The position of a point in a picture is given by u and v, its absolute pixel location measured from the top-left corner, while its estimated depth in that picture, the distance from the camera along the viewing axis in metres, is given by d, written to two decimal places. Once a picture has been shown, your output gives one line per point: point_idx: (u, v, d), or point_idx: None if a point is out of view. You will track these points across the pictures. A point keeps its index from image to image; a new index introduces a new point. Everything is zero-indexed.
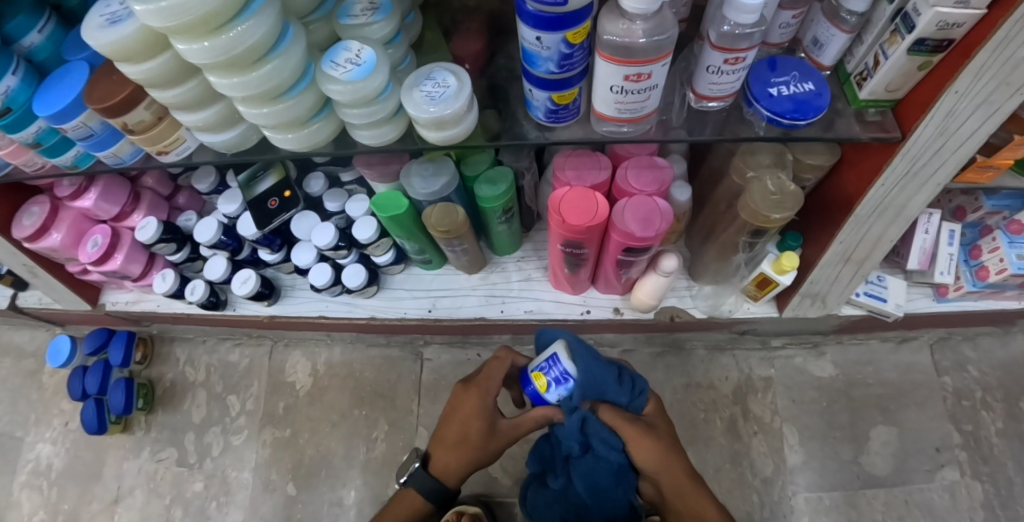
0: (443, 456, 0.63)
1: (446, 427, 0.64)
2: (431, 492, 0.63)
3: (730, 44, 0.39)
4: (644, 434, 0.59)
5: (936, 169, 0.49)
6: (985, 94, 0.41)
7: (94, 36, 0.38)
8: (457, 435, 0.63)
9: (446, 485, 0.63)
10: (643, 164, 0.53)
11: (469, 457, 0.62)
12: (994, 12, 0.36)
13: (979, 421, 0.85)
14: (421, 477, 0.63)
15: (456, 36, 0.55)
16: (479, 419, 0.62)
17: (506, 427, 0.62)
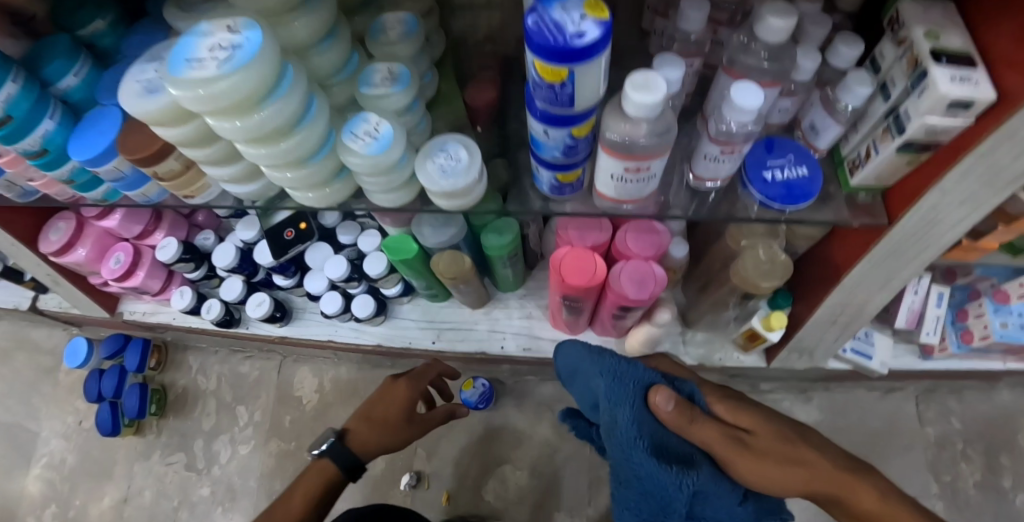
0: (365, 430, 0.62)
1: (372, 402, 0.65)
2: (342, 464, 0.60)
3: (726, 139, 0.42)
4: (744, 448, 0.47)
5: (923, 251, 0.51)
6: (971, 191, 0.43)
7: (131, 103, 0.41)
8: (388, 413, 0.64)
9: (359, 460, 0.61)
10: (643, 228, 0.55)
11: (391, 430, 0.63)
12: (981, 124, 0.39)
13: (956, 472, 0.92)
14: (338, 450, 0.60)
15: (469, 86, 0.59)
16: (406, 403, 0.65)
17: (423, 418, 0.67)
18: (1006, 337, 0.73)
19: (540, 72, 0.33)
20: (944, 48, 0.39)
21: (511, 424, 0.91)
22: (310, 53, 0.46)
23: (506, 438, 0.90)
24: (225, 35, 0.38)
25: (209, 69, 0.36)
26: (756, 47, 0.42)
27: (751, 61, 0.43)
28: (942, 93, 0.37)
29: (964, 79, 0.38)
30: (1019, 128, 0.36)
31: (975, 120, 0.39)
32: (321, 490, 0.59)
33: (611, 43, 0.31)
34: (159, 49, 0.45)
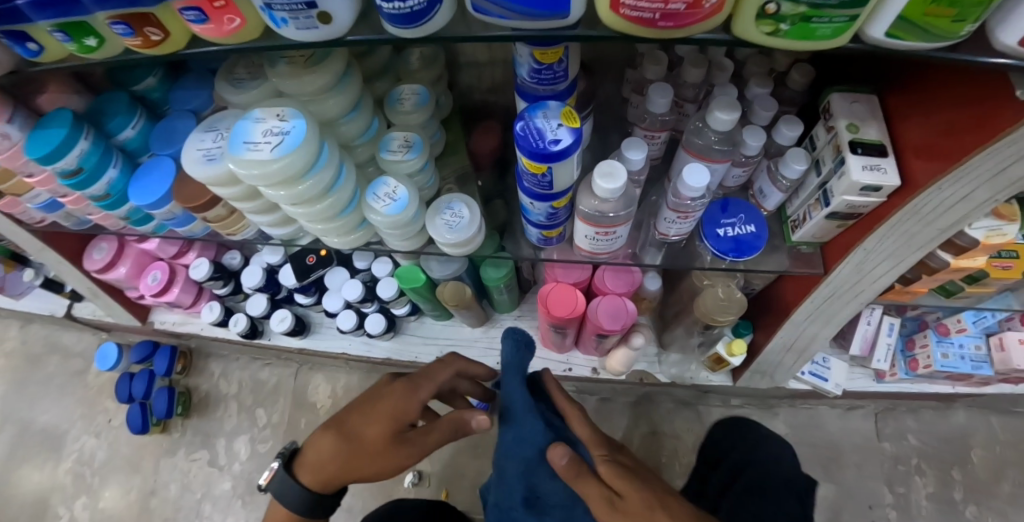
0: (327, 448, 0.59)
1: (349, 418, 0.61)
2: (291, 497, 0.60)
3: (681, 208, 0.50)
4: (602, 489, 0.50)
5: (855, 295, 0.60)
6: (889, 251, 0.52)
7: (195, 169, 0.51)
8: (358, 436, 0.59)
9: (316, 490, 0.60)
10: (619, 267, 0.64)
11: (354, 456, 0.58)
12: (894, 200, 0.47)
13: (910, 485, 1.01)
14: (289, 478, 0.60)
15: (474, 134, 0.68)
16: (389, 420, 0.58)
17: (413, 435, 0.58)
18: (946, 365, 0.84)
19: (528, 166, 0.42)
20: (861, 139, 0.47)
21: None
22: (339, 124, 0.55)
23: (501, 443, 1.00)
24: (276, 122, 0.47)
25: (264, 153, 0.46)
26: (708, 132, 0.51)
27: (702, 143, 0.51)
28: (855, 180, 0.46)
29: (875, 168, 0.46)
30: (917, 206, 0.45)
31: (888, 197, 0.48)
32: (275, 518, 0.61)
33: (584, 145, 0.40)
34: (214, 120, 0.54)
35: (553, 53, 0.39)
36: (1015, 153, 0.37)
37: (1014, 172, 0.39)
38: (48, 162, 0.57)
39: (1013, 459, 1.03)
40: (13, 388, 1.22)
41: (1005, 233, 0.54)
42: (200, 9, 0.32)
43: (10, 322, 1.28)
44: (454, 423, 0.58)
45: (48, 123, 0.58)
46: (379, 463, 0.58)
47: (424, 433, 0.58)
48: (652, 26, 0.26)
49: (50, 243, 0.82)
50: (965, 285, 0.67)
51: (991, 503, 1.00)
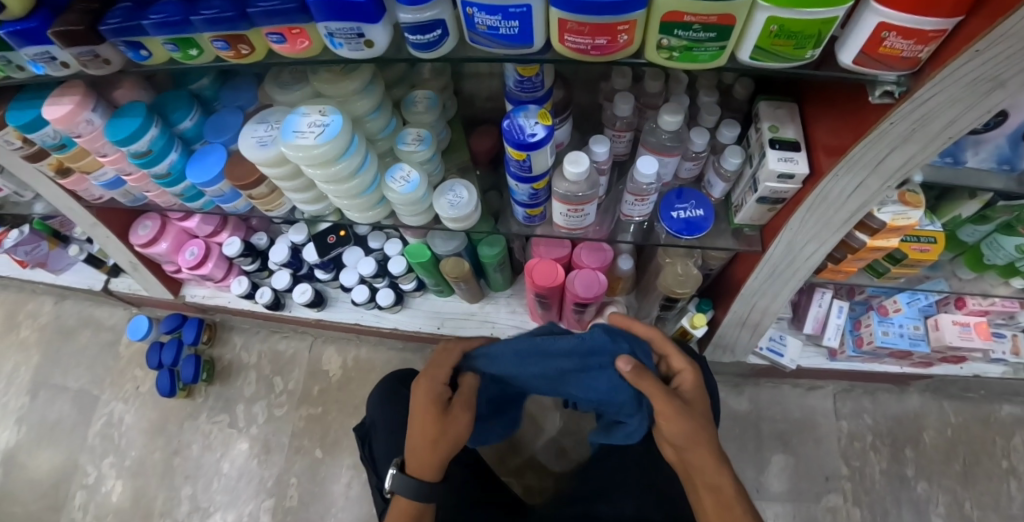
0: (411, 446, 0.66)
1: (413, 429, 0.66)
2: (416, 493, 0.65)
3: (638, 191, 0.62)
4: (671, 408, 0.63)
5: (794, 271, 0.72)
6: (813, 232, 0.63)
7: (249, 153, 0.63)
8: (433, 441, 0.64)
9: (427, 486, 0.65)
10: (593, 247, 0.77)
11: (438, 444, 0.64)
12: (805, 188, 0.58)
13: (866, 460, 1.11)
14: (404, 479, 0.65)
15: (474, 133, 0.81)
16: (437, 408, 0.64)
17: (458, 406, 0.65)
18: (886, 341, 0.94)
19: (512, 154, 0.55)
20: (779, 137, 0.58)
21: None
22: (365, 121, 0.68)
23: None
24: (318, 116, 0.60)
25: (309, 140, 0.58)
26: (660, 131, 0.63)
27: (657, 140, 0.63)
28: (771, 169, 0.57)
29: (788, 159, 0.57)
30: (826, 191, 0.56)
31: (803, 185, 0.60)
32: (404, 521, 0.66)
33: (554, 137, 0.53)
34: (264, 114, 0.66)
35: (532, 68, 0.53)
36: (884, 147, 0.48)
37: (890, 164, 0.50)
38: (124, 144, 0.69)
39: (962, 440, 1.12)
40: (49, 359, 1.33)
41: (909, 217, 0.63)
42: (282, 34, 0.46)
43: (45, 299, 1.40)
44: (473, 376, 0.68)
45: (125, 113, 0.71)
46: (453, 442, 0.65)
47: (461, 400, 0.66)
48: (587, 54, 0.42)
49: (102, 219, 0.95)
50: (891, 265, 0.79)
51: (942, 480, 1.09)
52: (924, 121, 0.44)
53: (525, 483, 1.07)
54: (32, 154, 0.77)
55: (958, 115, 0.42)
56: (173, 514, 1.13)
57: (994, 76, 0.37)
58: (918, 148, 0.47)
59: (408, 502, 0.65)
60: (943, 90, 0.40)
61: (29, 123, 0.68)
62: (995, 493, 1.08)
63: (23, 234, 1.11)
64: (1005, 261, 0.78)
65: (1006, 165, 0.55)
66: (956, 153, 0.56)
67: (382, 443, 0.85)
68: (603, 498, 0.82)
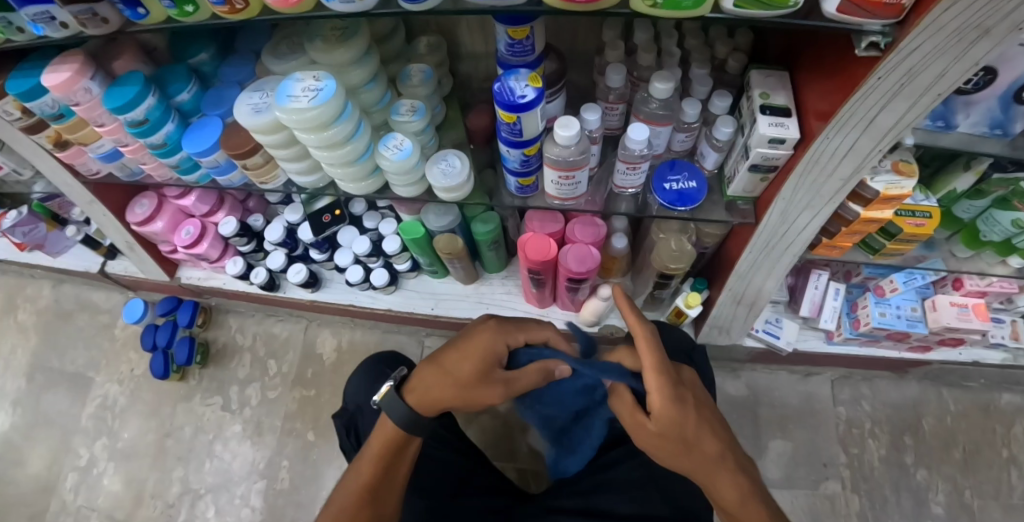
0: (427, 375, 0.64)
1: (446, 359, 0.64)
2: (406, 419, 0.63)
3: (630, 160, 0.63)
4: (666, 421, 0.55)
5: (788, 245, 0.73)
6: (807, 201, 0.64)
7: (244, 118, 0.63)
8: (454, 377, 0.62)
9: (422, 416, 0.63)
10: (587, 222, 0.77)
11: (459, 389, 0.61)
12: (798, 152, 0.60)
13: (864, 447, 1.13)
14: (398, 401, 0.64)
15: (470, 109, 0.81)
16: (484, 358, 0.62)
17: (503, 379, 0.61)
18: (883, 323, 0.96)
19: (502, 116, 0.55)
20: (770, 103, 0.60)
21: None
22: (359, 91, 0.68)
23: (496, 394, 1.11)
24: (313, 81, 0.60)
25: (303, 103, 0.58)
26: (652, 101, 0.64)
27: (649, 110, 0.64)
28: (762, 133, 0.58)
29: (779, 124, 0.59)
30: (817, 155, 0.57)
31: (795, 150, 0.61)
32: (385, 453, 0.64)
33: (544, 99, 0.53)
34: (260, 83, 0.66)
35: (522, 30, 0.53)
36: (875, 105, 0.49)
37: (881, 123, 0.51)
38: (121, 112, 0.70)
39: (962, 428, 1.14)
40: (45, 342, 1.33)
41: (902, 187, 0.65)
42: None
43: (43, 282, 1.40)
44: (539, 369, 0.61)
45: (122, 81, 0.71)
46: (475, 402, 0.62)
47: (510, 376, 0.61)
48: (573, 3, 0.42)
49: (99, 196, 0.95)
50: (886, 242, 0.81)
51: (942, 468, 1.11)
52: (912, 75, 0.45)
53: (518, 467, 1.07)
54: (30, 126, 0.77)
55: (946, 68, 0.43)
56: (165, 496, 1.13)
57: (979, 23, 0.39)
58: (907, 105, 0.48)
59: (395, 425, 0.63)
60: (929, 39, 0.41)
61: (28, 92, 0.68)
62: (995, 481, 1.10)
63: (20, 214, 1.11)
64: (1001, 237, 0.81)
65: (999, 130, 0.59)
66: (947, 116, 0.59)
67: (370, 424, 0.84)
68: (603, 488, 0.77)
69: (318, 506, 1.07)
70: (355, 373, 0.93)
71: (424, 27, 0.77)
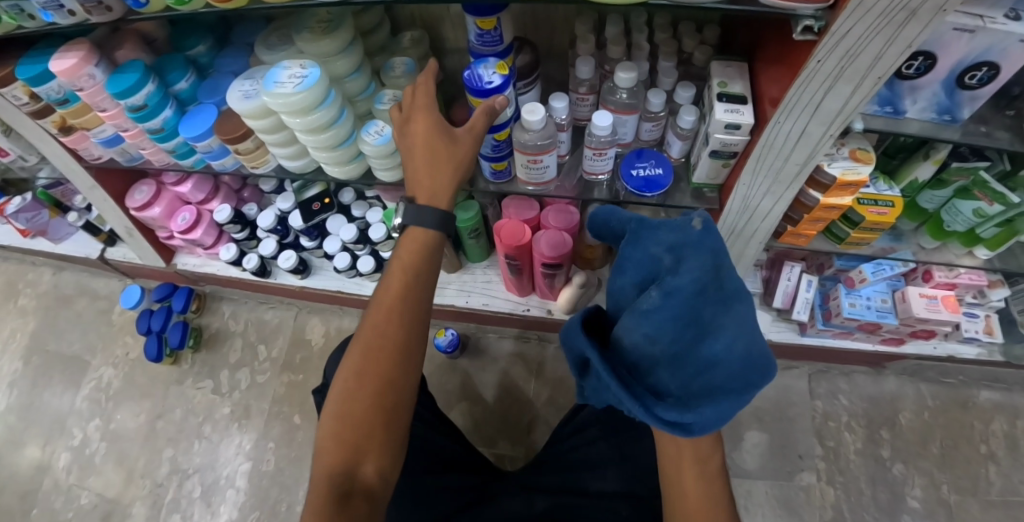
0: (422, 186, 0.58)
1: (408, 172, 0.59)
2: (425, 220, 0.58)
3: (597, 147, 0.68)
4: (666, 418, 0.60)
5: (754, 230, 0.78)
6: (767, 187, 0.70)
7: (236, 104, 0.68)
8: (426, 178, 0.58)
9: (428, 214, 0.58)
10: (560, 209, 0.82)
11: (441, 174, 0.58)
12: (754, 138, 0.64)
13: (840, 440, 1.15)
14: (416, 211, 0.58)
15: (453, 102, 0.86)
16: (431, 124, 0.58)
17: (462, 133, 0.58)
18: (853, 313, 1.00)
19: (474, 103, 0.60)
20: (727, 91, 0.65)
21: (485, 368, 1.16)
22: (344, 81, 0.72)
23: (480, 380, 1.15)
24: (298, 69, 0.64)
25: (289, 89, 0.62)
26: (619, 91, 0.69)
27: (616, 100, 0.70)
28: (718, 119, 0.63)
29: (734, 111, 0.63)
30: (772, 139, 0.62)
31: (751, 136, 0.66)
32: (400, 289, 0.56)
33: (509, 88, 0.58)
34: (251, 71, 0.71)
35: (491, 21, 0.57)
36: (819, 88, 0.54)
37: (828, 107, 0.56)
38: (121, 97, 0.74)
39: (939, 423, 1.17)
40: (44, 325, 1.37)
41: (859, 173, 0.70)
42: None
43: (44, 269, 1.45)
44: (485, 111, 0.57)
45: (123, 69, 0.75)
46: (462, 168, 0.59)
47: (466, 130, 0.58)
48: None
49: (100, 181, 0.99)
50: (849, 230, 0.85)
51: (918, 462, 1.13)
52: (850, 58, 0.50)
53: (497, 452, 1.09)
54: (37, 111, 0.81)
55: (880, 51, 0.48)
56: (154, 475, 1.16)
57: (903, 5, 0.43)
58: (848, 87, 0.53)
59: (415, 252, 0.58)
60: (859, 22, 0.46)
61: (36, 77, 0.72)
62: (972, 476, 1.12)
63: (24, 200, 1.17)
64: (965, 227, 0.85)
65: (947, 115, 0.64)
66: (896, 103, 0.64)
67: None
68: (587, 466, 0.79)
69: (302, 487, 1.11)
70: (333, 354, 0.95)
71: (410, 23, 0.82)
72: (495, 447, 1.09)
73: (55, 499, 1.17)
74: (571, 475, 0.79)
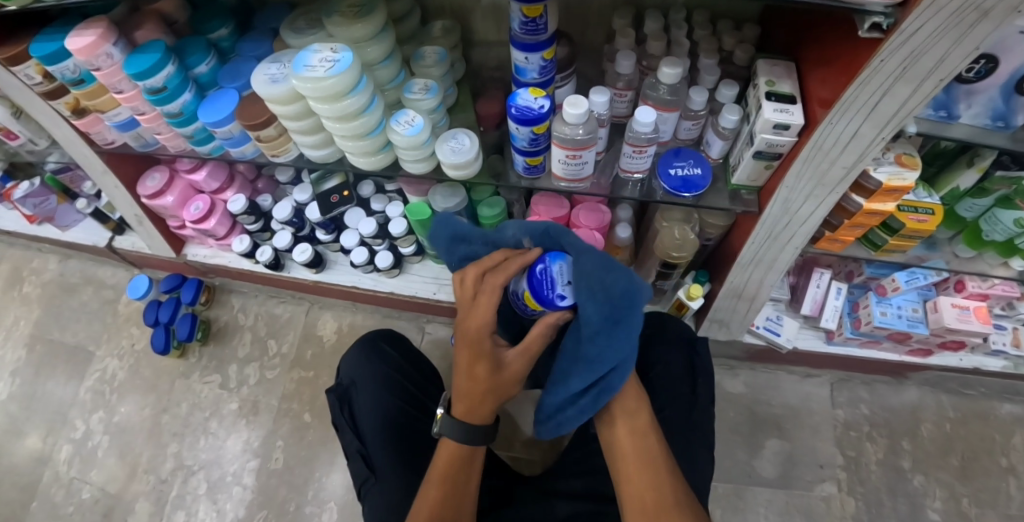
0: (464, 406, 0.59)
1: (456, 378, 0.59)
2: (468, 437, 0.60)
3: (637, 143, 0.66)
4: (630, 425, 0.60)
5: (791, 235, 0.74)
6: (809, 190, 0.66)
7: (263, 88, 0.65)
8: (477, 394, 0.58)
9: (479, 430, 0.60)
10: (590, 208, 0.81)
11: (489, 397, 0.57)
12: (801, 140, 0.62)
13: (861, 450, 1.13)
14: (455, 426, 0.60)
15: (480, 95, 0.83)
16: (482, 342, 0.55)
17: (513, 357, 0.56)
18: (884, 321, 0.97)
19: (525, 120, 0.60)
20: (775, 90, 0.62)
21: None
22: (375, 68, 0.69)
23: None
24: (329, 52, 0.61)
25: (320, 73, 0.59)
26: (660, 87, 0.66)
27: (657, 95, 0.67)
28: (767, 118, 0.60)
29: (783, 110, 0.60)
30: (820, 142, 0.59)
31: (798, 137, 0.63)
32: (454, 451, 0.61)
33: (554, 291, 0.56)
34: (277, 55, 0.68)
35: (537, 9, 0.54)
36: (877, 90, 0.51)
37: (884, 110, 0.53)
38: (140, 78, 0.71)
39: (960, 434, 1.14)
40: (49, 314, 1.34)
41: (905, 178, 0.67)
42: None
43: (50, 257, 1.42)
44: (545, 326, 0.55)
45: (143, 49, 0.72)
46: (505, 390, 0.57)
47: (518, 353, 0.56)
48: None
49: (112, 166, 0.96)
50: (888, 237, 0.82)
51: (940, 474, 1.10)
52: (913, 58, 0.47)
53: (512, 454, 1.06)
54: (51, 91, 0.78)
55: (947, 51, 0.45)
56: (158, 471, 1.13)
57: (978, 4, 0.41)
58: (908, 89, 0.50)
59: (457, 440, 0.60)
60: (930, 21, 0.43)
61: (51, 55, 0.69)
62: (993, 490, 1.09)
63: (32, 187, 1.15)
64: (1003, 237, 0.82)
65: (1001, 122, 0.61)
66: (949, 106, 0.61)
67: (363, 396, 0.85)
68: (611, 473, 0.76)
69: (310, 487, 1.08)
70: (352, 347, 0.93)
71: (440, 13, 0.79)
72: (511, 449, 1.06)
73: (56, 492, 1.14)
74: (593, 482, 0.76)
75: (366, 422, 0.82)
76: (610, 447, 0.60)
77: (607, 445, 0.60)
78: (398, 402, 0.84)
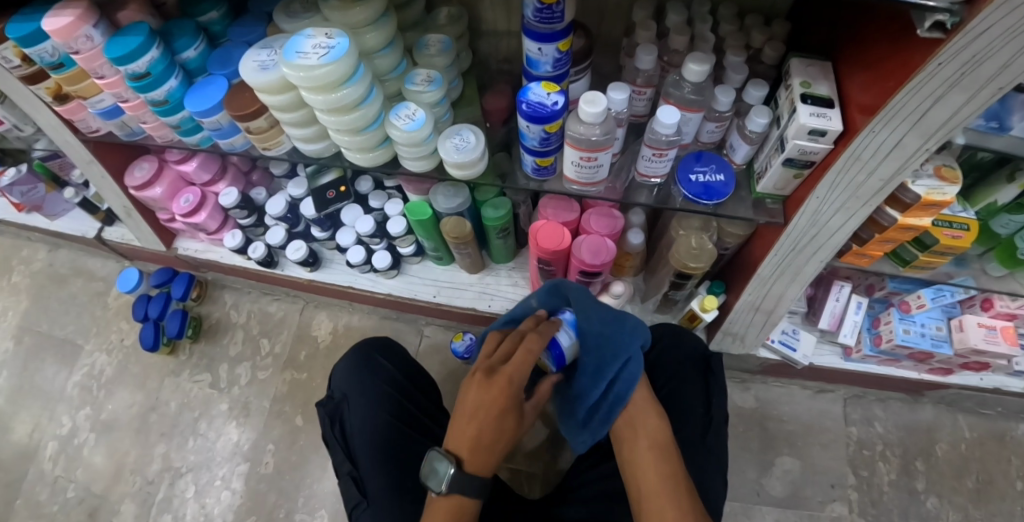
0: (471, 461, 0.57)
1: (465, 431, 0.57)
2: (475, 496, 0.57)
3: (657, 145, 0.60)
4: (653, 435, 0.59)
5: (817, 248, 0.69)
6: (841, 202, 0.61)
7: (252, 76, 0.59)
8: (491, 446, 0.57)
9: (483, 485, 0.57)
10: (603, 213, 0.75)
11: (499, 449, 0.58)
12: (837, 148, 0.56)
13: (874, 469, 1.08)
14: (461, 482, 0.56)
15: (487, 89, 0.78)
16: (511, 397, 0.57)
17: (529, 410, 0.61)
18: (906, 340, 0.92)
19: (540, 121, 0.55)
20: (811, 92, 0.57)
21: None
22: (374, 57, 0.64)
23: None
24: (324, 38, 0.56)
25: (312, 60, 0.54)
26: (683, 84, 0.62)
27: (680, 94, 0.62)
28: (802, 122, 0.55)
29: (820, 115, 0.55)
30: (858, 151, 0.54)
31: (833, 145, 0.57)
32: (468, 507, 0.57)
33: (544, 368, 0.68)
34: (268, 41, 0.63)
35: None
36: (929, 96, 0.45)
37: (933, 118, 0.47)
38: (121, 63, 0.66)
39: (976, 456, 1.09)
40: (36, 305, 1.30)
41: (945, 193, 0.61)
42: None
43: (39, 246, 1.37)
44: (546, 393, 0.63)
45: (126, 32, 0.66)
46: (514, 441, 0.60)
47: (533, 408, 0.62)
48: None
49: (98, 156, 0.91)
50: (918, 253, 0.76)
51: (954, 498, 1.06)
52: (974, 64, 0.41)
53: (511, 467, 1.01)
54: (30, 75, 0.72)
55: (1012, 57, 0.40)
56: (145, 472, 1.09)
57: None
58: (964, 98, 0.45)
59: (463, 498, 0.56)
60: (1000, 21, 0.38)
61: (26, 36, 0.64)
62: (1007, 515, 1.04)
63: (19, 173, 1.09)
64: None
65: None
66: (1001, 116, 0.54)
67: (355, 413, 0.80)
68: (616, 500, 0.71)
69: (301, 494, 1.04)
70: (342, 358, 0.87)
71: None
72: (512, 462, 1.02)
73: (40, 490, 1.10)
74: (598, 508, 0.71)
75: (359, 442, 0.78)
76: (627, 462, 0.59)
77: (627, 466, 0.59)
78: (386, 417, 0.80)
